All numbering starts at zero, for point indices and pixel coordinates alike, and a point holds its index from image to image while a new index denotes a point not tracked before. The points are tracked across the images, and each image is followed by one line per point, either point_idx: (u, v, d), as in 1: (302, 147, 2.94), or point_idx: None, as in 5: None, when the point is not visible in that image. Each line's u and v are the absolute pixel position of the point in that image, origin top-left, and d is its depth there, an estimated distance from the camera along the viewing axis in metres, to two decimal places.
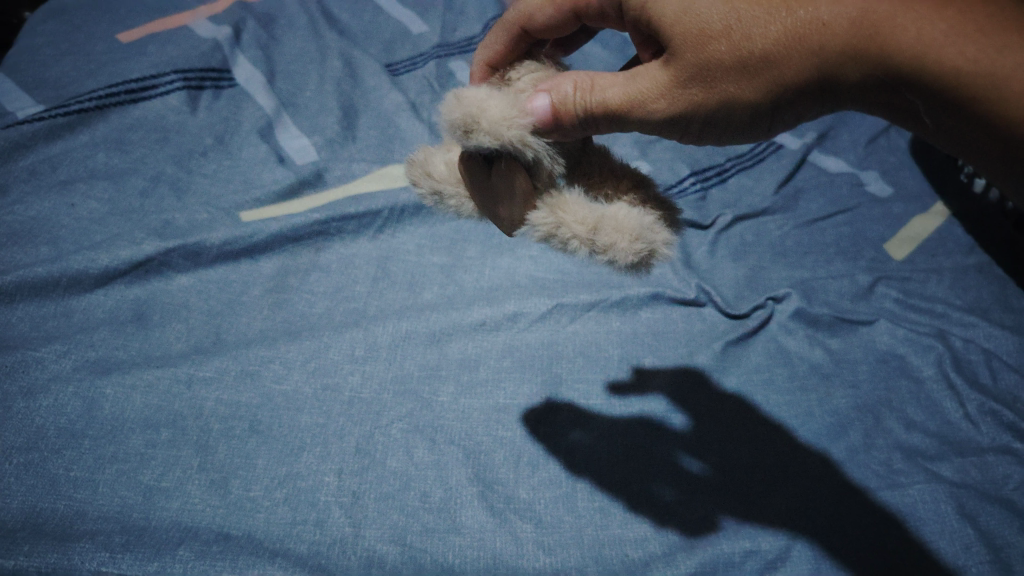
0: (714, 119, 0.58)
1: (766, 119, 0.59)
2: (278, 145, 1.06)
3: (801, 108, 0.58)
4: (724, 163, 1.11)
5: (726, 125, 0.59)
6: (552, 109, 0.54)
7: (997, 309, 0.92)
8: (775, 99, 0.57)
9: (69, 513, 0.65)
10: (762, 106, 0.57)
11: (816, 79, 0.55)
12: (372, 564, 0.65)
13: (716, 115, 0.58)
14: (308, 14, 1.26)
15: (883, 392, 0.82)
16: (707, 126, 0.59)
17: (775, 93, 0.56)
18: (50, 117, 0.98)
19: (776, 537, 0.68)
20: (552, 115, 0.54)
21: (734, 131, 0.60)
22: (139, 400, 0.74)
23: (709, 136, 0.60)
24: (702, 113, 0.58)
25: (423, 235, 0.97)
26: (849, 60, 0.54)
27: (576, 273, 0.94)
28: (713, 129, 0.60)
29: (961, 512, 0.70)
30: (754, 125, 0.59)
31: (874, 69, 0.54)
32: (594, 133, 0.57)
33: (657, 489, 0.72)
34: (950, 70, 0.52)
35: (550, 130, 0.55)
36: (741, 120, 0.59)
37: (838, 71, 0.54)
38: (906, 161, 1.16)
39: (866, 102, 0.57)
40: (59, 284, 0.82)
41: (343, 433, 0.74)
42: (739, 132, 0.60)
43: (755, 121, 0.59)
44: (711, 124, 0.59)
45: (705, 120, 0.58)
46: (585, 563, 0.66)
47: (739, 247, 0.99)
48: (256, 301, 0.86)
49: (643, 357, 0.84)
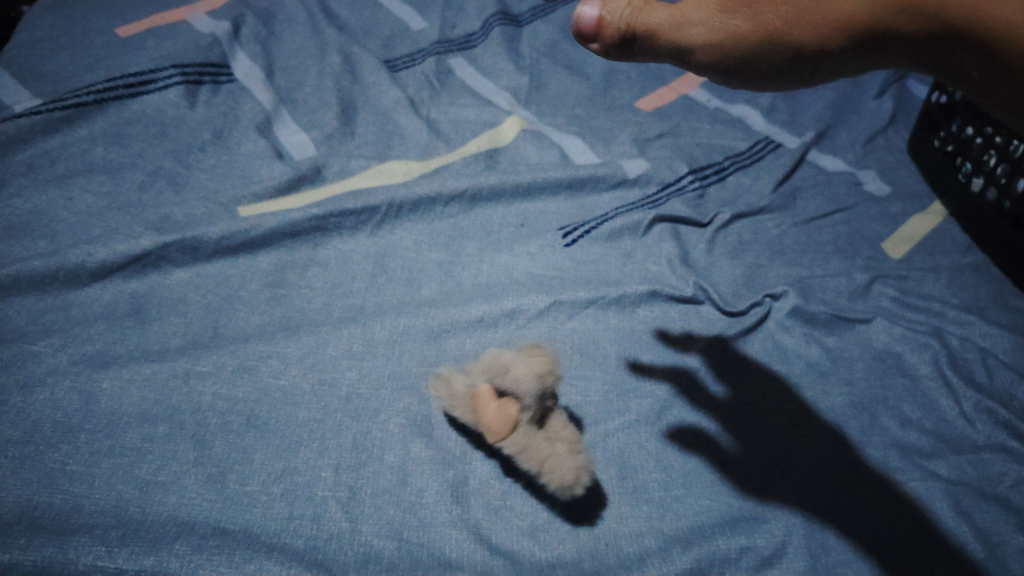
0: (750, 63, 0.62)
1: (803, 70, 0.60)
2: (277, 140, 1.06)
3: (840, 63, 0.59)
4: (722, 162, 1.11)
5: (764, 73, 0.62)
6: (599, 21, 0.65)
7: (993, 308, 0.93)
8: (803, 37, 0.58)
9: (65, 506, 0.65)
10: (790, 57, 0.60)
11: (846, 21, 0.56)
12: (369, 559, 0.64)
13: (750, 52, 0.61)
14: (307, 9, 1.25)
15: (879, 390, 0.82)
16: (740, 68, 0.63)
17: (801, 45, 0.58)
18: (47, 111, 0.98)
19: (771, 534, 0.68)
20: (598, 25, 0.66)
21: (769, 73, 0.62)
22: (136, 394, 0.74)
23: (742, 71, 0.63)
24: (733, 47, 0.62)
25: (422, 231, 0.97)
26: (881, 14, 0.55)
27: (575, 269, 0.94)
28: (751, 74, 0.63)
29: (956, 509, 0.70)
30: (791, 73, 0.61)
31: (905, 14, 0.54)
32: (634, 50, 0.66)
33: (653, 483, 0.73)
34: (966, 19, 0.51)
35: (591, 40, 0.67)
36: (773, 69, 0.61)
37: (869, 16, 0.55)
38: (903, 160, 1.17)
39: (905, 56, 0.56)
40: (56, 278, 0.82)
41: (341, 428, 0.74)
42: (772, 76, 0.63)
43: (792, 71, 0.61)
44: (745, 69, 0.63)
45: (737, 63, 0.63)
46: (581, 558, 0.66)
47: (736, 245, 0.99)
48: (253, 296, 0.86)
49: (640, 354, 0.84)
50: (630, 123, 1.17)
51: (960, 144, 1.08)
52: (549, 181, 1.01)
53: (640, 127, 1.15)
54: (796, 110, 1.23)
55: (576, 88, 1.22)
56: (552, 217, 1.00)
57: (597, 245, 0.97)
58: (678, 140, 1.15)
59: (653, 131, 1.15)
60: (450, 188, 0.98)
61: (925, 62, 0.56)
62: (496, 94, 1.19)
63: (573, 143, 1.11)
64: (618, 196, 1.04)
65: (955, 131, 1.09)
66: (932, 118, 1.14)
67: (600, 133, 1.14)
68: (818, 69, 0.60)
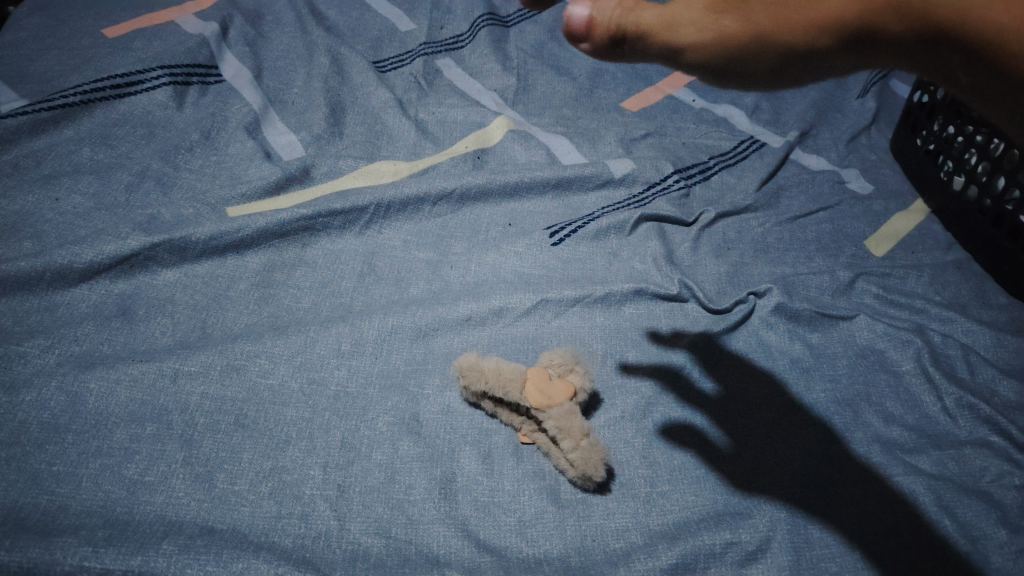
0: (737, 67, 0.54)
1: (793, 71, 0.52)
2: (265, 140, 1.06)
3: (831, 64, 0.50)
4: (708, 162, 1.12)
5: (751, 74, 0.54)
6: (587, 20, 0.57)
7: (974, 305, 0.94)
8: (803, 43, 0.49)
9: (52, 508, 0.65)
10: (782, 59, 0.51)
11: (849, 26, 0.47)
12: (357, 557, 0.65)
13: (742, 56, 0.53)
14: (295, 10, 1.26)
15: (862, 387, 0.83)
16: (730, 71, 0.54)
17: (794, 47, 0.50)
18: (33, 112, 0.98)
19: (756, 528, 0.69)
20: (585, 24, 0.57)
21: (764, 79, 0.54)
22: (124, 395, 0.74)
23: (735, 78, 0.55)
24: (725, 53, 0.53)
25: (410, 231, 0.97)
26: (882, 13, 0.45)
27: (562, 268, 0.95)
28: (737, 77, 0.55)
29: (938, 504, 0.71)
30: (785, 77, 0.53)
31: (916, 23, 0.45)
32: (620, 52, 0.58)
33: (640, 479, 0.73)
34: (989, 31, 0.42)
35: (582, 41, 0.58)
36: (762, 72, 0.53)
37: (873, 21, 0.46)
38: (886, 160, 1.18)
39: (912, 65, 0.48)
40: (42, 279, 0.82)
41: (329, 427, 0.75)
42: (766, 82, 0.54)
43: (783, 73, 0.53)
44: (733, 71, 0.55)
45: (726, 67, 0.54)
46: (568, 554, 0.67)
47: (722, 243, 1.00)
48: (242, 296, 0.86)
49: (626, 351, 0.85)
50: (617, 123, 1.17)
51: (941, 143, 1.08)
52: (536, 181, 1.02)
53: (627, 128, 1.16)
54: (780, 110, 1.24)
55: (563, 89, 1.23)
56: (540, 217, 1.01)
57: (584, 244, 0.98)
58: (664, 141, 1.16)
59: (640, 131, 1.16)
60: (438, 188, 0.99)
61: (923, 66, 0.48)
62: (484, 95, 1.20)
63: (560, 143, 1.11)
64: (605, 196, 1.04)
65: (937, 131, 1.09)
66: (913, 116, 1.15)
67: (587, 133, 1.14)
68: (808, 70, 0.52)
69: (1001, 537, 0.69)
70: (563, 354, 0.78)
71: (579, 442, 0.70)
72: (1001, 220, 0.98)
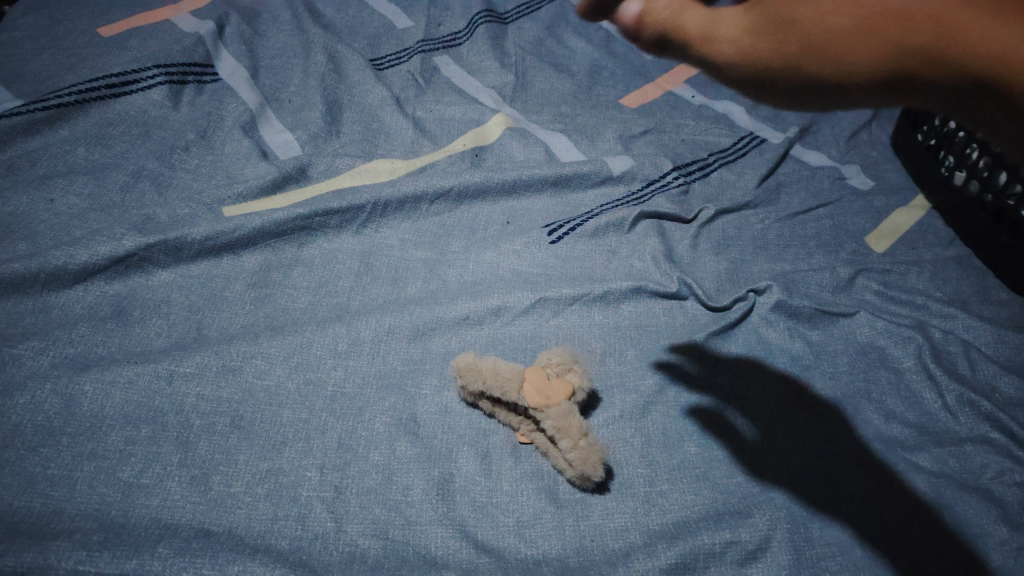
0: (767, 87, 0.50)
1: (820, 100, 0.50)
2: (261, 139, 1.05)
3: (859, 99, 0.49)
4: (707, 158, 1.12)
5: (776, 95, 0.51)
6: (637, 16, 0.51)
7: (975, 301, 0.93)
8: (844, 76, 0.47)
9: (47, 511, 0.65)
10: (815, 87, 0.48)
11: (892, 68, 0.45)
12: (354, 559, 0.65)
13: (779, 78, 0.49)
14: (291, 8, 1.25)
15: (862, 384, 0.82)
16: (757, 91, 0.51)
17: (825, 80, 0.47)
18: (28, 112, 0.98)
19: (756, 528, 0.69)
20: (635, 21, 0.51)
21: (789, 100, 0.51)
22: (119, 396, 0.74)
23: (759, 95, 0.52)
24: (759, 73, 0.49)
25: (407, 230, 0.96)
26: (929, 58, 0.44)
27: (561, 266, 0.94)
28: (761, 94, 0.52)
29: (938, 501, 0.71)
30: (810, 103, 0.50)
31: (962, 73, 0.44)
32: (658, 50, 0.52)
33: (639, 478, 0.73)
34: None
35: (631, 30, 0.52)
36: (792, 95, 0.50)
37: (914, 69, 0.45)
38: (887, 155, 1.17)
39: (939, 107, 0.47)
40: (37, 281, 0.82)
41: (325, 428, 0.74)
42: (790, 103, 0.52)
43: (807, 100, 0.50)
44: (761, 90, 0.51)
45: (756, 84, 0.51)
46: (566, 554, 0.67)
47: (721, 241, 1.00)
48: (237, 296, 0.86)
49: (625, 350, 0.85)
50: (615, 120, 1.17)
51: (942, 139, 1.08)
52: (534, 178, 1.01)
53: (626, 125, 1.16)
54: None
55: (561, 86, 1.22)
56: (538, 215, 1.00)
57: (582, 242, 0.97)
58: (662, 137, 1.15)
59: (638, 128, 1.15)
60: (436, 186, 0.98)
61: (949, 108, 0.47)
62: (481, 92, 1.19)
63: (558, 141, 1.11)
64: (603, 193, 1.04)
65: (937, 126, 1.09)
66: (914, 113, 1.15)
67: (586, 130, 1.14)
68: (835, 101, 0.49)
69: (1003, 535, 0.69)
70: (561, 353, 0.77)
71: (577, 442, 0.69)
72: (1003, 216, 0.97)
